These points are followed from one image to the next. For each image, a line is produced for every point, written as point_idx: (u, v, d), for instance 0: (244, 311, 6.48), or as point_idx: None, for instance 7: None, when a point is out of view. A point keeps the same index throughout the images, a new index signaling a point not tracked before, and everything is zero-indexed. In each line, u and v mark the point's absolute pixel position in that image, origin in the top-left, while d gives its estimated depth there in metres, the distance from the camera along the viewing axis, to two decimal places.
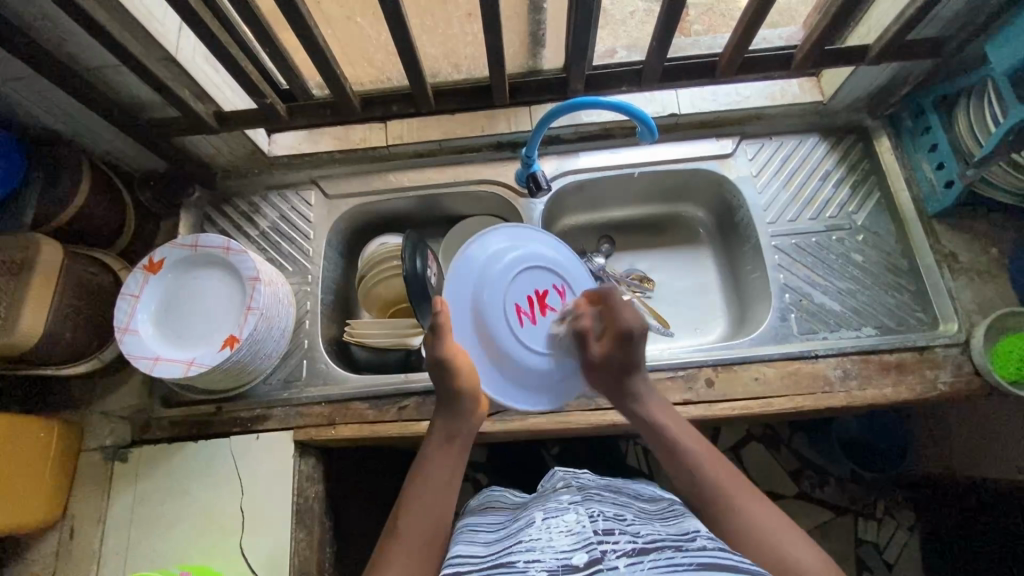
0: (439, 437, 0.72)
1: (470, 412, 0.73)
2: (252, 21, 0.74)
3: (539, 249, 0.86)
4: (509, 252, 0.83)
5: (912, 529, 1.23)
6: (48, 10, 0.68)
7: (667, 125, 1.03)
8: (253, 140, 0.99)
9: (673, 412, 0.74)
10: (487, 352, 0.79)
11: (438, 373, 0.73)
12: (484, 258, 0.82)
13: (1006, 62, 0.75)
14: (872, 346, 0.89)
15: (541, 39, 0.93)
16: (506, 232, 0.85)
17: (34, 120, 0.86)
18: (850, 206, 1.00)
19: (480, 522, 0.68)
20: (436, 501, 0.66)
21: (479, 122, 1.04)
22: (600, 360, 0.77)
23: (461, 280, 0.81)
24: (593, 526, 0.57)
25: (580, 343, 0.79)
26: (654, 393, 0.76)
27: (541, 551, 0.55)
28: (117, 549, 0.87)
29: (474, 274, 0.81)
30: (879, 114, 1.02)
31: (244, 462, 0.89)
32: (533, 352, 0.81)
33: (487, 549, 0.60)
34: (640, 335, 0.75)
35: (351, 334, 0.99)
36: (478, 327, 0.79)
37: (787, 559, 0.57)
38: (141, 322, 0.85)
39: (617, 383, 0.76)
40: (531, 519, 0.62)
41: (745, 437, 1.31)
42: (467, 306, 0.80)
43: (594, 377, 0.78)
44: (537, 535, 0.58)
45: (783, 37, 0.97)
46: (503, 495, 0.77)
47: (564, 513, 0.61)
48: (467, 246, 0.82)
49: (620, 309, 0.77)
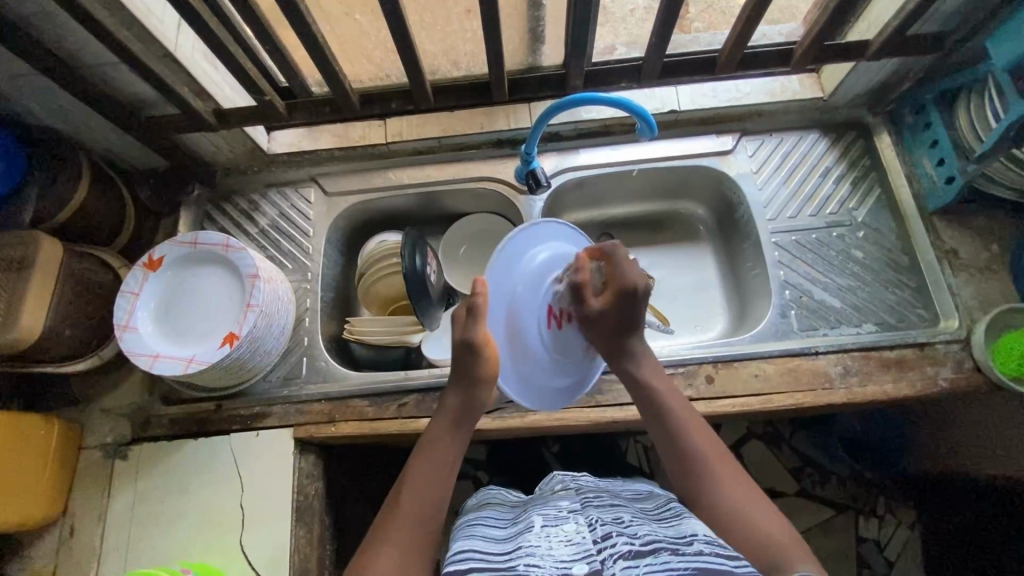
0: (447, 418, 0.72)
1: (482, 399, 0.72)
2: (251, 18, 0.74)
3: (580, 252, 0.80)
4: (552, 250, 0.77)
5: (913, 527, 1.22)
6: (46, 7, 0.68)
7: (667, 121, 1.03)
8: (252, 137, 0.99)
9: (667, 378, 0.76)
10: (515, 347, 0.74)
11: (465, 356, 0.71)
12: (526, 254, 0.76)
13: (1006, 57, 0.75)
14: (873, 343, 0.89)
15: (540, 35, 0.93)
16: (549, 229, 0.79)
17: (33, 117, 0.86)
18: (851, 203, 0.99)
19: (480, 517, 0.68)
20: (438, 480, 0.67)
21: (478, 119, 1.04)
22: (600, 315, 0.74)
23: (501, 271, 0.74)
24: (592, 536, 0.57)
25: (576, 296, 0.74)
26: (649, 352, 0.77)
27: (541, 557, 0.55)
28: (117, 546, 0.87)
29: (514, 266, 0.74)
30: (879, 110, 1.02)
31: (244, 459, 0.89)
32: (559, 356, 0.76)
33: (489, 547, 0.60)
34: (644, 294, 0.74)
35: (350, 332, 0.99)
36: (511, 322, 0.73)
37: (757, 530, 0.60)
38: (140, 319, 0.85)
39: (617, 344, 0.75)
40: (530, 523, 0.62)
41: (746, 435, 1.31)
42: (503, 298, 0.74)
43: (594, 336, 0.75)
44: (536, 540, 0.58)
45: (783, 33, 0.97)
46: (501, 494, 0.77)
47: (563, 521, 0.61)
48: (510, 237, 0.75)
49: (627, 267, 0.75)
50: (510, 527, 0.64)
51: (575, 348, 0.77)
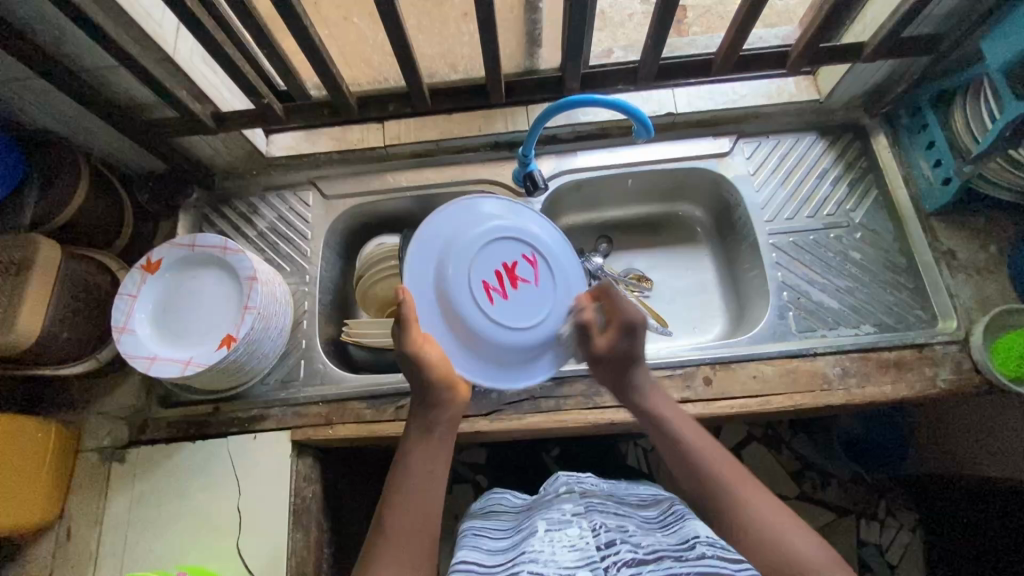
0: (419, 428, 0.72)
1: (451, 404, 0.73)
2: (249, 21, 0.74)
3: (528, 230, 0.81)
4: (490, 223, 0.79)
5: (914, 530, 1.22)
6: (46, 11, 0.69)
7: (664, 123, 1.04)
8: (250, 139, 0.99)
9: (678, 407, 0.73)
10: (440, 307, 0.76)
11: (410, 367, 0.72)
12: (463, 229, 0.78)
13: (1001, 59, 0.75)
14: (872, 344, 0.89)
15: (537, 39, 0.94)
16: (499, 202, 0.81)
17: (33, 121, 0.86)
18: (848, 204, 1.00)
19: (482, 529, 0.69)
20: (424, 488, 0.66)
21: (476, 123, 1.05)
22: (604, 354, 0.76)
23: (435, 230, 0.78)
24: (596, 542, 0.58)
25: (582, 337, 0.78)
26: (657, 384, 0.76)
27: (544, 564, 0.56)
28: (114, 549, 0.87)
29: (444, 231, 0.78)
30: (876, 112, 1.02)
31: (242, 462, 0.89)
32: (500, 324, 0.77)
33: (492, 559, 0.61)
34: (644, 328, 0.75)
35: (349, 334, 0.97)
36: (438, 279, 0.76)
37: (792, 558, 0.55)
38: (138, 321, 0.85)
39: (620, 376, 0.77)
40: (533, 529, 0.62)
41: (747, 438, 1.30)
42: (431, 257, 0.77)
43: (595, 369, 0.78)
44: (539, 546, 0.59)
45: (779, 36, 0.98)
46: (505, 499, 0.77)
47: (567, 526, 0.62)
48: (451, 202, 0.79)
49: (621, 300, 0.77)
50: (515, 534, 0.65)
51: (522, 319, 0.78)
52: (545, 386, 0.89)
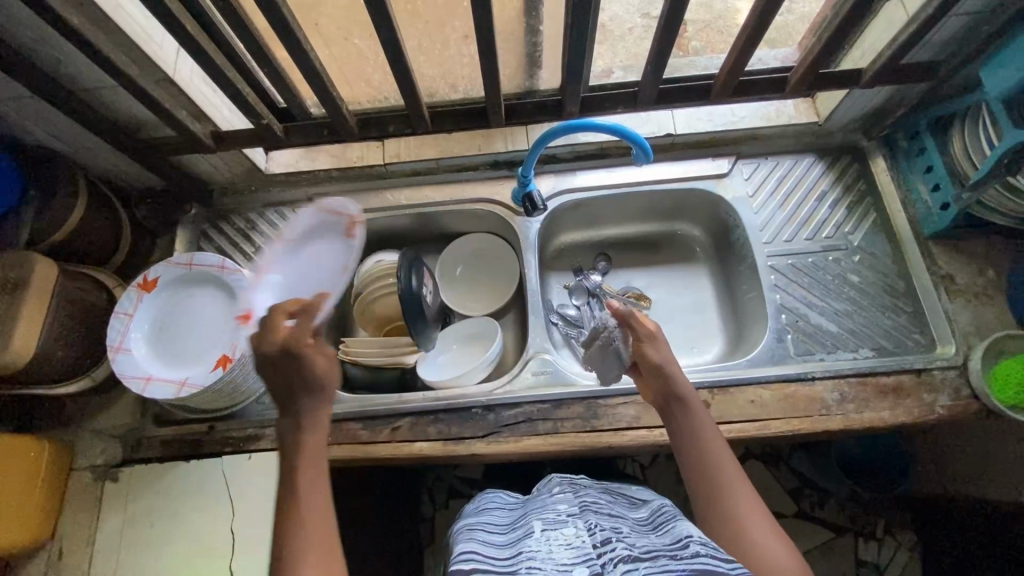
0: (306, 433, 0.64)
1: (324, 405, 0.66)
2: (250, 43, 0.74)
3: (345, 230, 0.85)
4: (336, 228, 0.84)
5: (913, 549, 1.21)
6: (47, 34, 0.69)
7: (663, 144, 1.04)
8: (250, 157, 0.99)
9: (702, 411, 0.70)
10: None
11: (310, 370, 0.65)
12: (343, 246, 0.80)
13: (998, 89, 0.75)
14: (870, 368, 0.89)
15: (537, 60, 0.94)
16: None
17: (31, 138, 0.86)
18: (847, 226, 1.00)
19: (475, 528, 0.66)
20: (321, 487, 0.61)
21: (475, 142, 1.05)
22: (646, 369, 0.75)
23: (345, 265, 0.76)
24: (592, 541, 0.56)
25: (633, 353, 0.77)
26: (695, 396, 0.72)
27: (543, 561, 0.53)
28: (105, 570, 0.86)
29: (337, 234, 0.81)
30: (874, 135, 1.03)
31: (235, 482, 0.88)
32: None
33: (486, 557, 0.58)
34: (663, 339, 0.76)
35: (345, 352, 0.98)
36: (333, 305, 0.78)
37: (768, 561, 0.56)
38: (134, 341, 0.84)
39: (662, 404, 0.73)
40: (529, 529, 0.61)
41: (745, 455, 1.30)
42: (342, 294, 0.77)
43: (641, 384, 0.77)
44: (536, 545, 0.56)
45: (778, 58, 0.98)
46: (497, 499, 0.76)
47: (563, 525, 0.60)
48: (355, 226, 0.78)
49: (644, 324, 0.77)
50: (509, 533, 0.64)
51: None
52: (542, 409, 0.90)
